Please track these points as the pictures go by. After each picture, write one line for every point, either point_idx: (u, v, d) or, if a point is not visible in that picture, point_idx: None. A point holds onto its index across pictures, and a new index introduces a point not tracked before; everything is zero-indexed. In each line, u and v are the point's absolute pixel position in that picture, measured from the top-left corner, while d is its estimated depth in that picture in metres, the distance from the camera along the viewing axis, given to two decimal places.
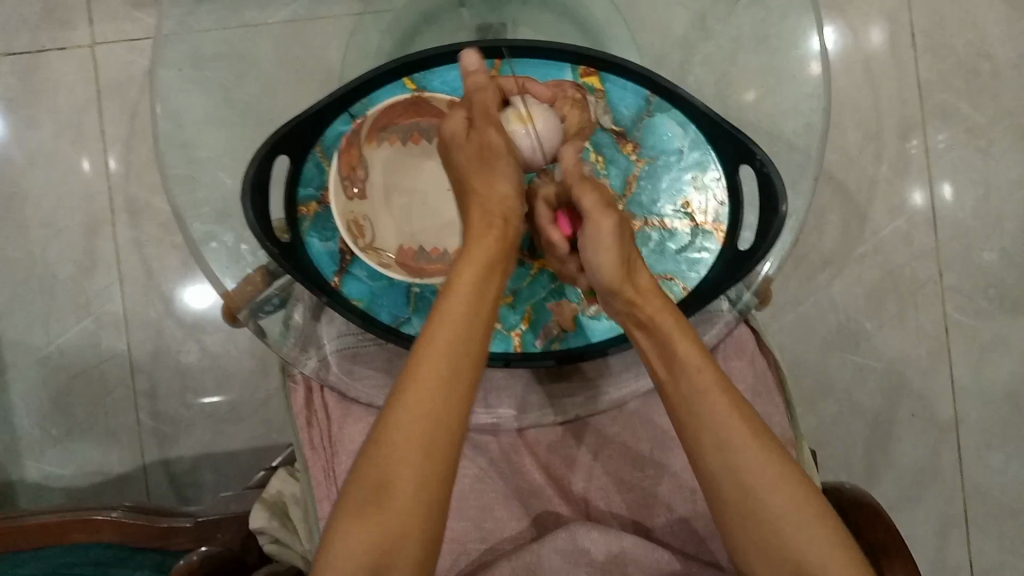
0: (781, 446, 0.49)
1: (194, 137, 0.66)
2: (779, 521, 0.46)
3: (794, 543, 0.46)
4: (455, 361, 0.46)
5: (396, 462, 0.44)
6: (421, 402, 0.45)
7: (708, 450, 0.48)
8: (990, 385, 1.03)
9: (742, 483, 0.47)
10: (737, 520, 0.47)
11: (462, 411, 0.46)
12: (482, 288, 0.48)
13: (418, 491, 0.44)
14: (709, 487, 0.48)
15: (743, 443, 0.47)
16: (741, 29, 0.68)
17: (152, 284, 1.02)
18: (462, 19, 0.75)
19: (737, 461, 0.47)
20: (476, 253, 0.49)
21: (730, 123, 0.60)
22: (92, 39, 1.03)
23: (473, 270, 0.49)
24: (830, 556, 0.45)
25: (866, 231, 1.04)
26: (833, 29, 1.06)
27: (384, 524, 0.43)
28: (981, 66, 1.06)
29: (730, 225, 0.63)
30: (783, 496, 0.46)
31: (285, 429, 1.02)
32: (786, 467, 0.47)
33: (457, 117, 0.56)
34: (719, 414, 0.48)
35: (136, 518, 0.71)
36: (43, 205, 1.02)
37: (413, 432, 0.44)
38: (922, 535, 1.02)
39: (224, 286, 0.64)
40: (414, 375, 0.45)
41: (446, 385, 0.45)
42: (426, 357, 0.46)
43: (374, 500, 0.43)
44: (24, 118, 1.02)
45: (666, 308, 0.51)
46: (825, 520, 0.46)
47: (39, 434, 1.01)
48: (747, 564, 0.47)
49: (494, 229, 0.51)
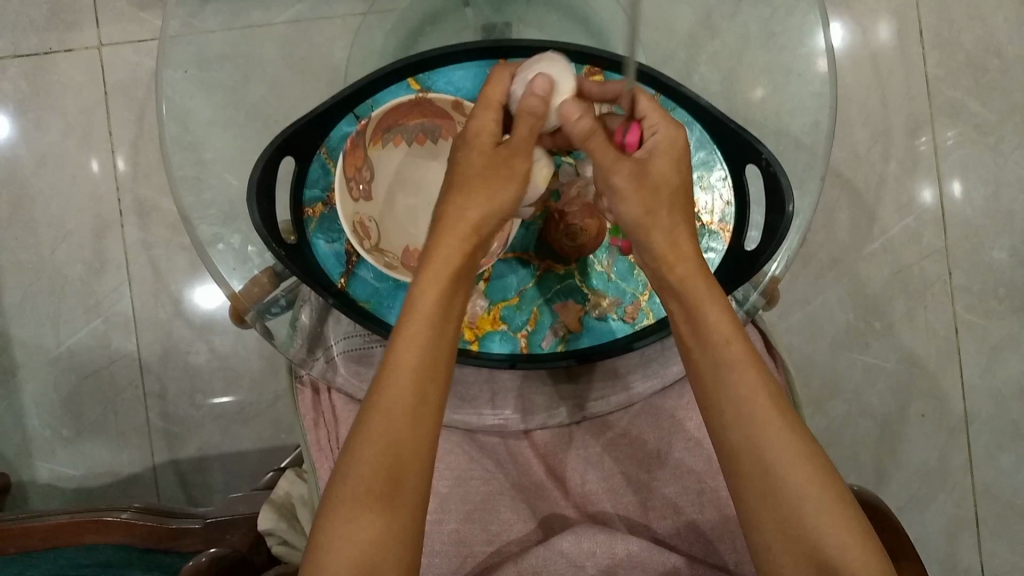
0: (804, 425, 0.47)
1: (201, 139, 0.66)
2: (799, 500, 0.44)
3: (812, 522, 0.44)
4: (421, 381, 0.45)
5: (366, 486, 0.43)
6: (388, 427, 0.44)
7: (729, 424, 0.47)
8: (1000, 384, 1.03)
9: (762, 460, 0.46)
10: (753, 496, 0.46)
11: (429, 432, 0.45)
12: (450, 293, 0.48)
13: (389, 518, 0.43)
14: (728, 463, 0.47)
15: (764, 422, 0.46)
16: (749, 27, 0.68)
17: (160, 285, 1.03)
18: (468, 20, 0.74)
19: (760, 436, 0.46)
20: (441, 267, 0.48)
21: (736, 123, 0.60)
22: (99, 41, 1.03)
23: (437, 285, 0.47)
24: (846, 540, 0.43)
25: (874, 229, 1.04)
26: (841, 26, 1.05)
27: (359, 549, 0.42)
28: (990, 62, 1.05)
29: (736, 225, 0.63)
30: (803, 477, 0.45)
31: (293, 429, 1.02)
32: (809, 446, 0.46)
33: (478, 132, 0.52)
34: (746, 387, 0.47)
35: (145, 520, 0.71)
36: (52, 207, 1.03)
37: (387, 433, 0.44)
38: (932, 535, 1.01)
39: (231, 287, 0.65)
40: (379, 398, 0.45)
41: (412, 407, 0.45)
42: (388, 379, 0.45)
43: (347, 518, 0.42)
44: (32, 120, 1.03)
45: (701, 272, 0.50)
46: (844, 503, 0.45)
47: (50, 434, 1.02)
48: (763, 543, 0.45)
49: (466, 244, 0.49)
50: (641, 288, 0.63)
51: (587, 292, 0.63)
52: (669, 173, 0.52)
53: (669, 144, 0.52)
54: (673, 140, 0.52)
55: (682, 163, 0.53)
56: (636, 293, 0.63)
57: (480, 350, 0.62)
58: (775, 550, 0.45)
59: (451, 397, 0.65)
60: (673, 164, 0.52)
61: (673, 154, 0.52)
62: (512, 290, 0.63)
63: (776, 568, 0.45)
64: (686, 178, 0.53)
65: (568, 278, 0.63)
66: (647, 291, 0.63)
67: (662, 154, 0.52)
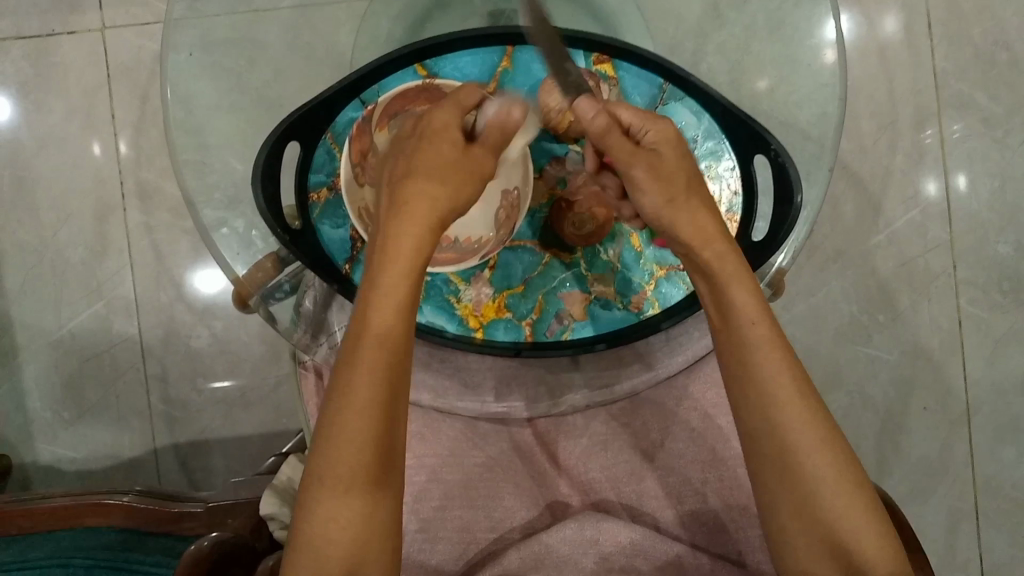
0: (830, 411, 0.47)
1: (205, 123, 0.66)
2: (815, 485, 0.44)
3: (826, 504, 0.44)
4: (390, 377, 0.44)
5: (346, 486, 0.43)
6: (360, 425, 0.43)
7: (753, 404, 0.46)
8: (1001, 378, 1.03)
9: (781, 441, 0.45)
10: (769, 476, 0.46)
11: (401, 422, 0.45)
12: (412, 282, 0.46)
13: (369, 512, 0.43)
14: (749, 442, 0.47)
15: (787, 402, 0.45)
16: (757, 15, 0.68)
17: (163, 270, 1.02)
18: (474, 5, 0.73)
19: (782, 419, 0.45)
20: (402, 258, 0.46)
21: (746, 113, 0.58)
22: (101, 23, 1.02)
23: (400, 277, 0.46)
24: (859, 524, 0.44)
25: (879, 222, 1.03)
26: (849, 18, 1.04)
27: (344, 543, 0.42)
28: (999, 55, 1.04)
29: (743, 216, 0.62)
30: (822, 458, 0.45)
31: (295, 414, 1.03)
32: (831, 431, 0.45)
33: (438, 113, 0.52)
34: (769, 370, 0.46)
35: (146, 503, 0.71)
36: (54, 190, 1.02)
37: (358, 433, 0.43)
38: (930, 527, 1.02)
39: (235, 272, 0.65)
40: (350, 398, 0.43)
41: (385, 404, 0.44)
42: (356, 377, 0.43)
43: (330, 514, 0.42)
44: (33, 103, 1.02)
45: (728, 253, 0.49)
46: (860, 489, 0.45)
47: (52, 417, 1.02)
48: (777, 519, 0.46)
49: (427, 231, 0.47)
50: (647, 278, 0.62)
51: (593, 282, 0.63)
52: (675, 159, 0.52)
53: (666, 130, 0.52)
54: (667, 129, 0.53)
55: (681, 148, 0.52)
56: (642, 283, 0.62)
57: (484, 338, 0.62)
58: (788, 527, 0.45)
59: (455, 383, 0.64)
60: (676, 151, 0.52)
61: (674, 143, 0.52)
62: (516, 278, 0.63)
63: (789, 543, 0.45)
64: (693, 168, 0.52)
65: (573, 267, 0.63)
66: (652, 281, 0.62)
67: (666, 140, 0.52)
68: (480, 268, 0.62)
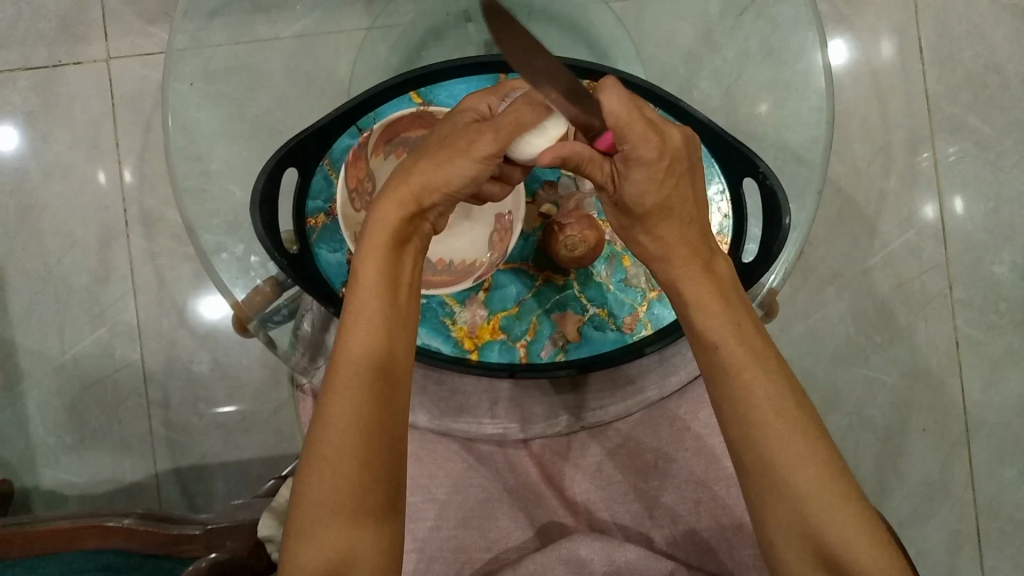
0: (815, 423, 0.46)
1: (206, 150, 0.67)
2: (801, 500, 0.44)
3: (814, 520, 0.44)
4: (367, 366, 0.45)
5: (331, 486, 0.42)
6: (342, 412, 0.43)
7: (731, 422, 0.47)
8: (1001, 398, 1.02)
9: (761, 457, 0.45)
10: (756, 492, 0.46)
11: (395, 436, 0.45)
12: (389, 266, 0.47)
13: (343, 511, 0.42)
14: (733, 459, 0.47)
15: (766, 419, 0.45)
16: (750, 42, 0.69)
17: (166, 295, 1.04)
18: (470, 35, 0.74)
19: (761, 437, 0.45)
20: (378, 238, 0.47)
21: (733, 138, 0.60)
22: (107, 54, 1.05)
23: (378, 260, 0.47)
24: (849, 537, 0.43)
25: (875, 242, 1.04)
26: (841, 43, 1.06)
27: (331, 545, 0.42)
28: (990, 78, 1.06)
29: (734, 237, 0.63)
30: (805, 474, 0.44)
31: (295, 439, 1.03)
32: (813, 444, 0.45)
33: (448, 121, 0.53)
34: (742, 388, 0.46)
35: (146, 526, 0.70)
36: (59, 216, 1.04)
37: (339, 422, 0.43)
38: (933, 550, 1.00)
39: (234, 296, 0.65)
40: (331, 383, 0.44)
41: (366, 392, 0.44)
42: (339, 389, 0.44)
43: (317, 527, 0.42)
44: (40, 132, 1.05)
45: (695, 272, 0.50)
46: (848, 501, 0.44)
47: (54, 442, 1.02)
48: (766, 535, 0.46)
49: (403, 210, 0.48)
50: (640, 299, 0.63)
51: (586, 303, 0.63)
52: (636, 197, 0.49)
53: (636, 162, 0.47)
54: (640, 160, 0.47)
55: (654, 180, 0.48)
56: (635, 304, 0.63)
57: (479, 359, 0.62)
58: (777, 542, 0.45)
59: (451, 406, 0.64)
60: (640, 184, 0.49)
61: (642, 174, 0.48)
62: (511, 300, 0.63)
63: (779, 559, 0.45)
64: (665, 196, 0.49)
65: (565, 289, 0.64)
66: (645, 303, 0.63)
67: (631, 175, 0.48)
68: (474, 291, 0.63)
